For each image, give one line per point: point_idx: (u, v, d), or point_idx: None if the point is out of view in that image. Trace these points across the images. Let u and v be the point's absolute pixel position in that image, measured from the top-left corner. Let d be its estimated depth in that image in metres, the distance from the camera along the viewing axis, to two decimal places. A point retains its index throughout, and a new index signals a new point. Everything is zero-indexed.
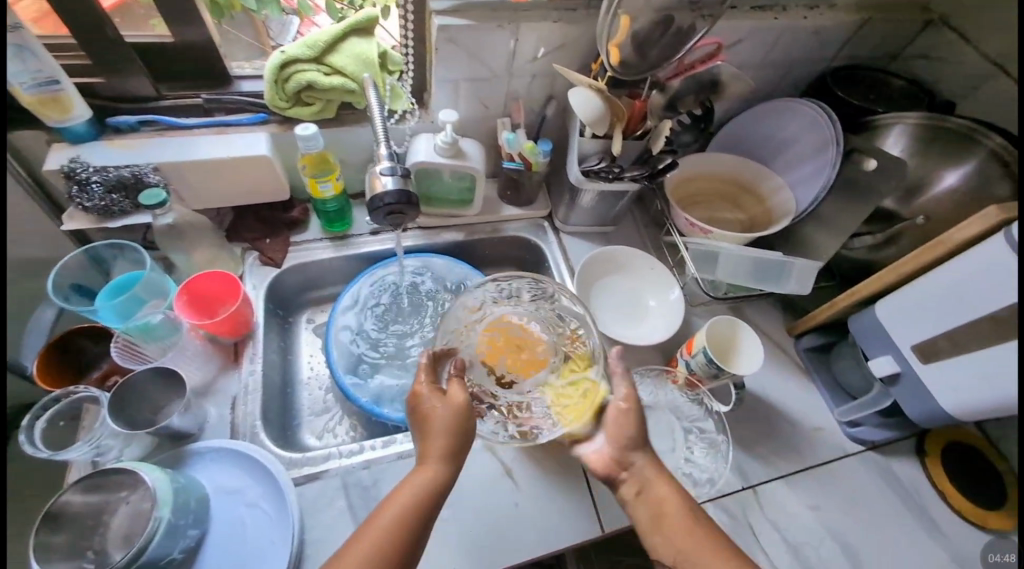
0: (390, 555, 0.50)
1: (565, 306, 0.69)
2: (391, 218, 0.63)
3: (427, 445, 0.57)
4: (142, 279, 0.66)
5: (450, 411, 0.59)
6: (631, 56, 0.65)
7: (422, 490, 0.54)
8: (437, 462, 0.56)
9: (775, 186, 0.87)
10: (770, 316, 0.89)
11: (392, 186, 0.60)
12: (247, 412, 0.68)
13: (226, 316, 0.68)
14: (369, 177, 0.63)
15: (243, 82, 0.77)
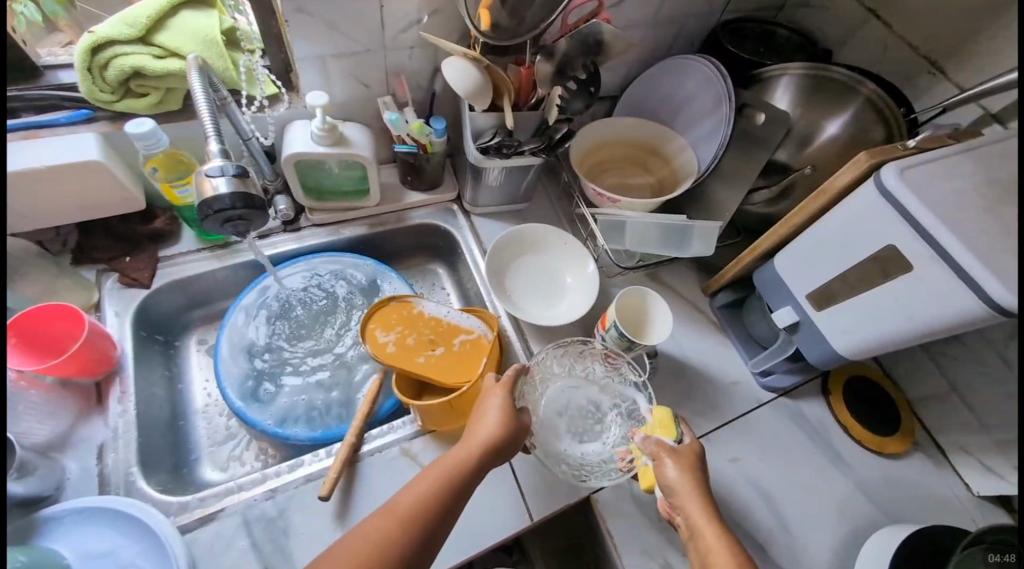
0: (424, 520, 0.51)
1: (630, 382, 0.70)
2: (232, 226, 0.52)
3: (482, 429, 0.58)
4: None
5: (510, 417, 0.60)
6: (504, 17, 0.61)
7: (468, 469, 0.55)
8: (491, 447, 0.57)
9: (679, 147, 0.86)
10: (685, 278, 0.90)
11: (227, 188, 0.50)
12: (117, 463, 0.60)
13: (70, 356, 0.58)
14: (195, 179, 0.51)
15: (57, 73, 0.64)
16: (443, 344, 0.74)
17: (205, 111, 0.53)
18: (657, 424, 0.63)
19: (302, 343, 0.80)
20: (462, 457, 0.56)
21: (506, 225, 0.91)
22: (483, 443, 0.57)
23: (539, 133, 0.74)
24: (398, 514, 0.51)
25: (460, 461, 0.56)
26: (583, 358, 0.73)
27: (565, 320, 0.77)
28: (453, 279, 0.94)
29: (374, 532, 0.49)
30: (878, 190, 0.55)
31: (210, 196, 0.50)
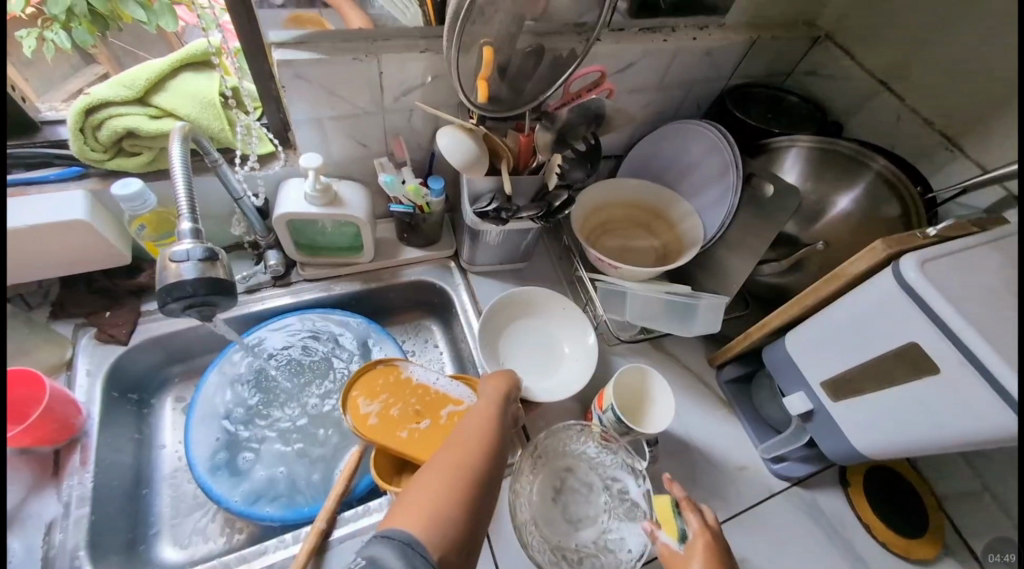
0: (487, 452, 0.50)
1: (622, 465, 0.65)
2: (194, 310, 0.51)
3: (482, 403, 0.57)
4: None
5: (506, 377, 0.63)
6: (504, 91, 0.59)
7: (488, 433, 0.52)
8: (500, 418, 0.56)
9: (684, 212, 0.84)
10: (689, 346, 0.86)
11: (191, 271, 0.49)
12: (64, 544, 0.55)
13: (33, 423, 0.54)
14: (160, 260, 0.49)
15: (56, 129, 0.64)
16: (429, 418, 0.68)
17: (179, 184, 0.51)
18: (660, 516, 0.58)
19: (284, 405, 0.76)
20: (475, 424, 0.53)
21: (503, 284, 0.88)
22: (489, 412, 0.56)
23: (538, 199, 0.70)
24: (439, 482, 0.45)
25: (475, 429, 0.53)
26: (570, 442, 0.67)
27: (559, 395, 0.72)
28: (447, 337, 0.90)
29: (422, 505, 0.43)
30: (898, 281, 0.51)
31: (173, 280, 0.48)
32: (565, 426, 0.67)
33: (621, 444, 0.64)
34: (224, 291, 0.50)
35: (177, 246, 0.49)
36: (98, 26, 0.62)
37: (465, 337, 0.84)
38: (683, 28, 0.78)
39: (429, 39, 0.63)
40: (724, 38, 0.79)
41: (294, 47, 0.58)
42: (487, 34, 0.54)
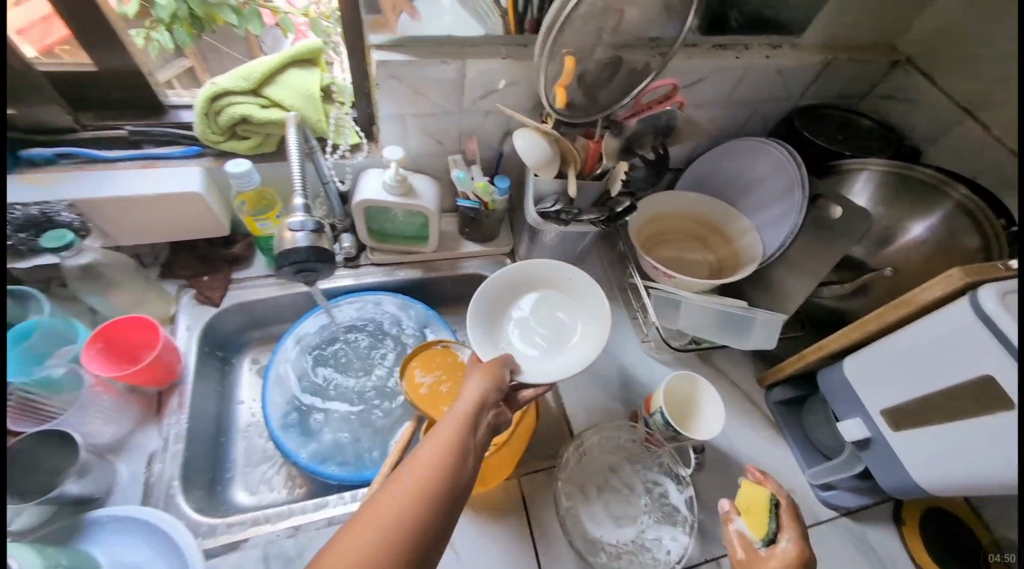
0: (445, 471, 0.43)
1: (664, 469, 0.67)
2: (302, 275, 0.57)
3: (460, 408, 0.51)
4: (42, 328, 0.60)
5: (488, 379, 0.56)
6: (580, 98, 0.62)
7: (460, 450, 0.45)
8: (472, 428, 0.49)
9: (742, 228, 0.85)
10: (737, 362, 0.85)
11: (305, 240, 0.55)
12: (162, 474, 0.62)
13: (145, 366, 0.63)
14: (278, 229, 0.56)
15: (179, 112, 0.71)
16: None
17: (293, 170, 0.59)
18: (752, 503, 0.60)
19: (348, 376, 0.82)
20: (440, 436, 0.46)
21: None
22: (464, 418, 0.49)
23: (599, 206, 0.74)
24: (377, 524, 0.38)
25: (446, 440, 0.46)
26: (612, 442, 0.69)
27: (549, 379, 0.65)
28: None
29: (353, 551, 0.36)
30: (973, 311, 0.50)
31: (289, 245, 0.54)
32: (606, 423, 0.69)
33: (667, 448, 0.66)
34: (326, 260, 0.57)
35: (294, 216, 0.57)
36: (195, 27, 0.77)
37: None
38: (757, 45, 0.79)
39: (511, 47, 0.68)
40: (798, 57, 0.79)
41: (391, 48, 0.64)
42: (569, 45, 0.57)
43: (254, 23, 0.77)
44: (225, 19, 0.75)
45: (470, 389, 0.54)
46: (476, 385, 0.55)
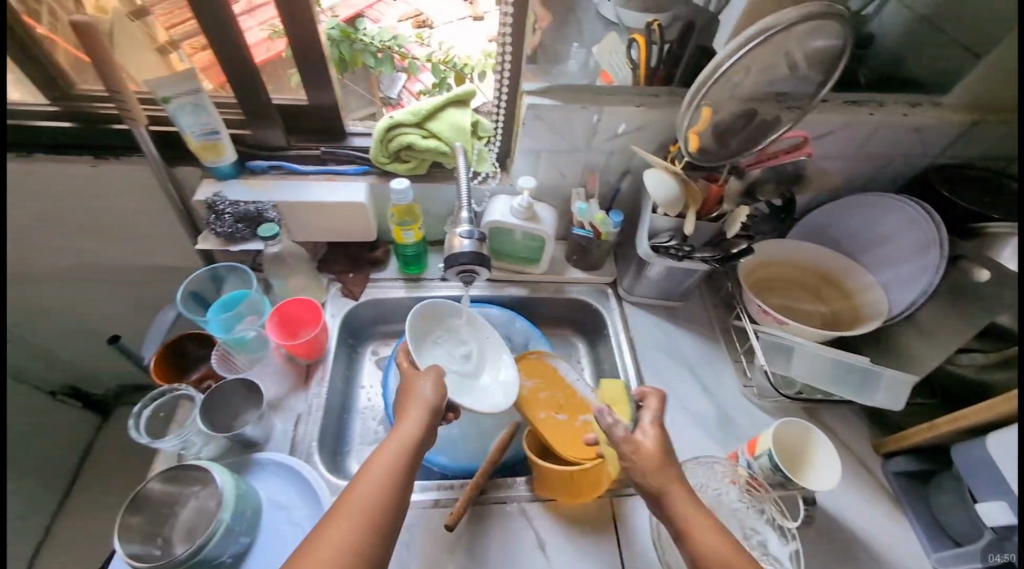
0: (386, 501, 0.53)
1: (768, 520, 0.63)
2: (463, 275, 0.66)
3: (408, 427, 0.60)
4: (247, 298, 0.76)
5: (432, 393, 0.63)
6: (711, 142, 0.66)
7: (401, 466, 0.56)
8: (412, 458, 0.57)
9: (865, 283, 0.82)
10: (850, 423, 0.80)
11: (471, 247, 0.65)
12: (306, 434, 0.73)
13: (306, 341, 0.76)
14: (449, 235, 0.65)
15: (355, 138, 0.88)
16: (568, 413, 0.78)
17: (463, 194, 0.71)
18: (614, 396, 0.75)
19: None
20: (388, 457, 0.56)
21: (656, 319, 0.93)
22: (405, 448, 0.57)
23: (714, 245, 0.77)
24: (333, 547, 0.49)
25: (387, 463, 0.56)
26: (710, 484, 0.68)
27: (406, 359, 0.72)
28: (591, 356, 0.98)
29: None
30: None
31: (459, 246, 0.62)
32: (702, 458, 0.69)
33: (772, 494, 0.63)
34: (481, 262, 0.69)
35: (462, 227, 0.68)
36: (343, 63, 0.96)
37: (612, 359, 0.91)
38: (893, 103, 0.78)
39: (644, 97, 0.75)
40: (939, 116, 0.78)
41: (539, 94, 0.74)
42: (709, 99, 0.61)
43: (386, 67, 1.01)
44: (366, 60, 0.98)
45: (424, 397, 0.63)
46: (432, 398, 0.63)
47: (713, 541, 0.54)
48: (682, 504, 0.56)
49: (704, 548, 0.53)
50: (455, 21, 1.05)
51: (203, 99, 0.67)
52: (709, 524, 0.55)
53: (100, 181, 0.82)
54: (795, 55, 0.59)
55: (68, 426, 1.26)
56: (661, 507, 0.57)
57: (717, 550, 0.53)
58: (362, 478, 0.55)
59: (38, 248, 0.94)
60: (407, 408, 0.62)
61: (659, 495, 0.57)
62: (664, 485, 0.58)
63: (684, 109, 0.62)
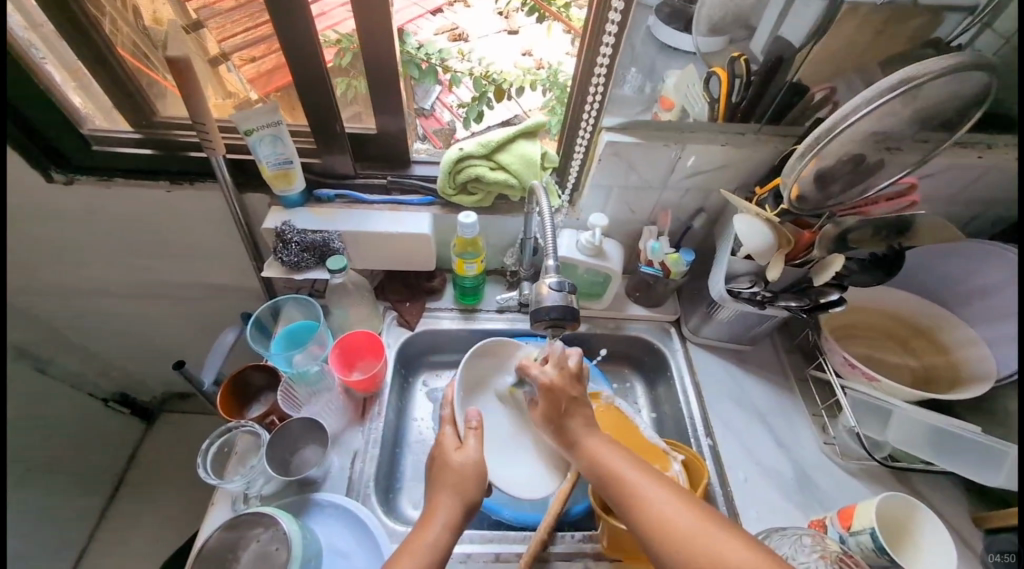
0: None
1: None
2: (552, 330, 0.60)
3: (447, 500, 0.59)
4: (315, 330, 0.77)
5: (475, 460, 0.62)
6: (811, 191, 0.62)
7: (445, 544, 0.55)
8: (448, 545, 0.55)
9: (962, 340, 0.74)
10: (944, 492, 0.73)
11: (558, 300, 0.60)
12: (362, 473, 0.71)
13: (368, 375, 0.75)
14: (535, 283, 0.62)
15: (419, 166, 0.88)
16: None
17: (547, 229, 0.64)
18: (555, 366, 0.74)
19: None
20: (432, 535, 0.55)
21: (723, 363, 0.88)
22: (444, 538, 0.55)
23: (798, 292, 0.72)
24: None
25: (434, 541, 0.55)
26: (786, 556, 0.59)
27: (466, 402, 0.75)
28: (649, 397, 0.93)
29: None
30: None
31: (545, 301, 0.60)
32: (784, 529, 0.63)
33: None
34: (570, 317, 0.59)
35: (549, 276, 0.62)
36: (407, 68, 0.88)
37: (675, 403, 0.86)
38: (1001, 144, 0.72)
39: (729, 134, 0.73)
40: None
41: (619, 131, 0.74)
42: (822, 152, 0.58)
43: (427, 79, 0.93)
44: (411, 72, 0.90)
45: (465, 465, 0.61)
46: (477, 468, 0.61)
47: (692, 521, 0.51)
48: (655, 492, 0.55)
49: (677, 531, 0.51)
50: (492, 33, 0.99)
51: (282, 129, 0.70)
52: (683, 505, 0.53)
53: (173, 203, 0.84)
54: (915, 103, 0.54)
55: (118, 435, 1.27)
56: (630, 498, 0.56)
57: (693, 527, 0.50)
58: (407, 552, 0.54)
59: (104, 264, 0.96)
60: (448, 480, 0.60)
61: (635, 489, 0.56)
62: (638, 477, 0.57)
63: (790, 164, 0.60)
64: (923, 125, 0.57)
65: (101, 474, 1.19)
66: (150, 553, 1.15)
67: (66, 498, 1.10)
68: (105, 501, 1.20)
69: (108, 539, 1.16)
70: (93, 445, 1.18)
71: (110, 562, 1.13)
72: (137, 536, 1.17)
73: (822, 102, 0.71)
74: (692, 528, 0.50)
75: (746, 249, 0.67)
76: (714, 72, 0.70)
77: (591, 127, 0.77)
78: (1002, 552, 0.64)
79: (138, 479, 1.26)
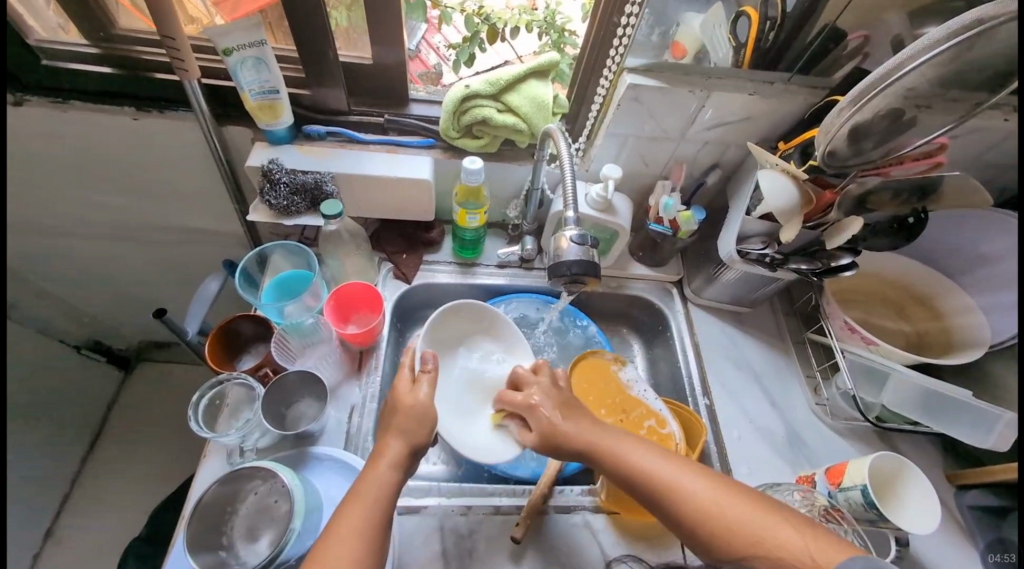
0: (377, 536, 0.48)
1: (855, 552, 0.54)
2: (570, 285, 0.60)
3: (395, 442, 0.55)
4: (310, 281, 0.73)
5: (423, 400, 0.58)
6: (843, 148, 0.61)
7: (393, 486, 0.52)
8: (397, 490, 0.52)
9: (959, 306, 0.74)
10: (922, 450, 0.77)
11: (578, 254, 0.59)
12: (360, 427, 0.69)
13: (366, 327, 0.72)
14: (554, 236, 0.61)
15: (417, 105, 0.81)
16: (632, 422, 0.74)
17: (567, 179, 0.62)
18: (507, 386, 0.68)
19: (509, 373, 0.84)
20: (380, 478, 0.51)
21: (723, 323, 0.88)
22: (394, 484, 0.52)
23: (809, 255, 0.70)
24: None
25: (383, 481, 0.51)
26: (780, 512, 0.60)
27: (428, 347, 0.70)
28: (646, 355, 0.92)
29: None
30: None
31: (563, 252, 0.60)
32: (777, 484, 0.64)
33: (853, 526, 0.56)
34: (592, 273, 0.59)
35: (569, 229, 0.61)
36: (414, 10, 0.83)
37: (673, 361, 0.86)
38: None
39: (757, 83, 0.69)
40: None
41: (643, 73, 0.68)
42: (872, 103, 0.56)
43: (415, 14, 0.84)
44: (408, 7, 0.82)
45: (423, 407, 0.57)
46: (426, 409, 0.57)
47: (743, 509, 0.48)
48: (703, 490, 0.50)
49: (746, 531, 0.46)
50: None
51: (266, 52, 0.62)
52: (731, 496, 0.49)
53: (141, 134, 0.75)
54: (975, 54, 0.50)
55: (97, 383, 1.22)
56: (671, 501, 0.50)
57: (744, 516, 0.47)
58: (353, 501, 0.50)
59: (66, 201, 0.87)
60: (398, 421, 0.56)
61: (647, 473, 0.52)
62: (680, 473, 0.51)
63: (837, 114, 0.58)
64: (959, 84, 0.53)
65: (79, 422, 1.15)
66: (136, 499, 1.13)
67: (42, 445, 1.06)
68: (86, 448, 1.17)
69: (91, 486, 1.13)
70: (66, 393, 1.13)
71: (93, 507, 1.11)
72: (121, 483, 1.15)
73: (856, 52, 0.66)
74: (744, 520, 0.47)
75: (769, 207, 0.65)
76: (744, 12, 0.64)
77: (615, 69, 0.70)
78: (1003, 553, 0.65)
79: (119, 427, 1.22)
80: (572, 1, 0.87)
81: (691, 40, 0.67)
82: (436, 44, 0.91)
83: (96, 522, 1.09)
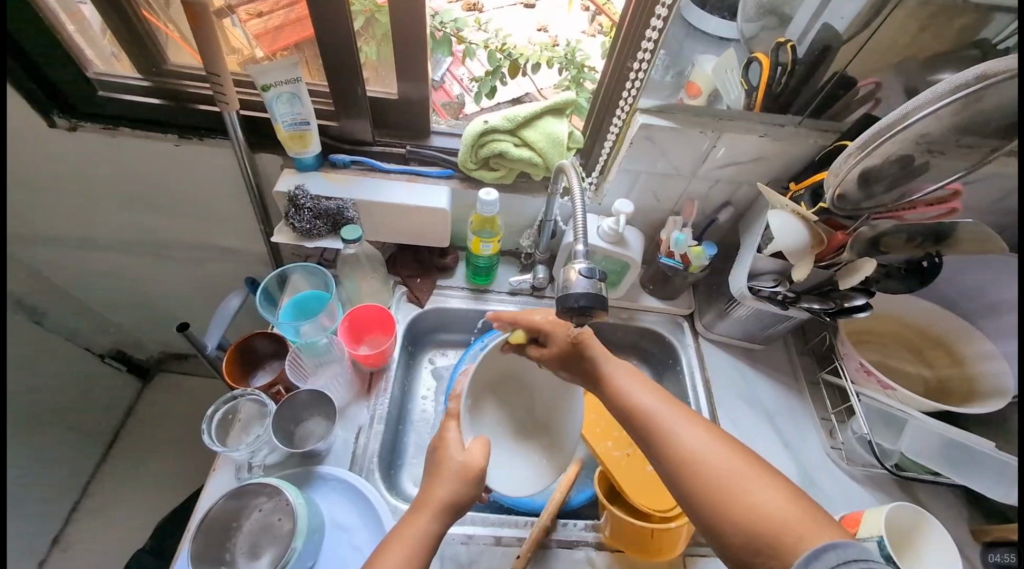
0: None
1: None
2: (578, 317, 0.61)
3: (443, 491, 0.54)
4: (328, 301, 0.76)
5: (462, 460, 0.57)
6: (854, 190, 0.61)
7: (435, 534, 0.53)
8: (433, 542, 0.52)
9: (980, 351, 0.72)
10: (944, 502, 0.73)
11: (586, 287, 0.60)
12: (366, 448, 0.70)
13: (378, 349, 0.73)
14: (564, 268, 0.62)
15: (438, 137, 0.85)
16: None
17: (578, 212, 0.64)
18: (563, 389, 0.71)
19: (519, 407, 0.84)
20: (421, 526, 0.53)
21: (734, 360, 0.87)
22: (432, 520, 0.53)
23: (822, 294, 0.70)
24: None
25: (423, 528, 0.53)
26: None
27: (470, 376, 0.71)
28: None
29: None
30: None
31: (571, 283, 0.61)
32: None
33: None
34: (600, 305, 0.60)
35: (579, 263, 0.62)
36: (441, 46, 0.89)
37: (683, 397, 0.84)
38: None
39: (768, 125, 0.70)
40: None
41: (655, 113, 0.71)
42: (879, 149, 0.57)
43: (441, 48, 0.89)
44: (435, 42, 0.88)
45: (466, 465, 0.56)
46: (463, 464, 0.57)
47: (724, 463, 0.49)
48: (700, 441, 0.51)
49: (717, 473, 0.48)
50: (507, 6, 0.94)
51: (300, 87, 0.67)
52: (714, 442, 0.51)
53: (179, 158, 0.80)
54: (986, 103, 0.50)
55: (116, 391, 1.25)
56: (659, 441, 0.53)
57: (736, 472, 0.48)
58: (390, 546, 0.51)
59: (105, 217, 0.92)
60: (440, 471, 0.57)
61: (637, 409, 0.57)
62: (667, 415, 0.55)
63: (846, 156, 0.60)
64: (973, 132, 0.53)
65: (96, 429, 1.18)
66: (143, 510, 1.14)
67: (57, 450, 1.08)
68: (100, 455, 1.19)
69: (101, 494, 1.15)
70: (85, 400, 1.16)
71: (101, 515, 1.12)
72: (129, 494, 1.16)
73: (866, 98, 0.68)
74: (734, 476, 0.48)
75: (779, 246, 0.66)
76: (755, 58, 0.66)
77: (629, 108, 0.73)
78: (1001, 552, 0.65)
79: (133, 437, 1.24)
80: (591, 40, 0.91)
81: (704, 82, 0.69)
82: (459, 78, 0.96)
83: (102, 531, 1.10)
